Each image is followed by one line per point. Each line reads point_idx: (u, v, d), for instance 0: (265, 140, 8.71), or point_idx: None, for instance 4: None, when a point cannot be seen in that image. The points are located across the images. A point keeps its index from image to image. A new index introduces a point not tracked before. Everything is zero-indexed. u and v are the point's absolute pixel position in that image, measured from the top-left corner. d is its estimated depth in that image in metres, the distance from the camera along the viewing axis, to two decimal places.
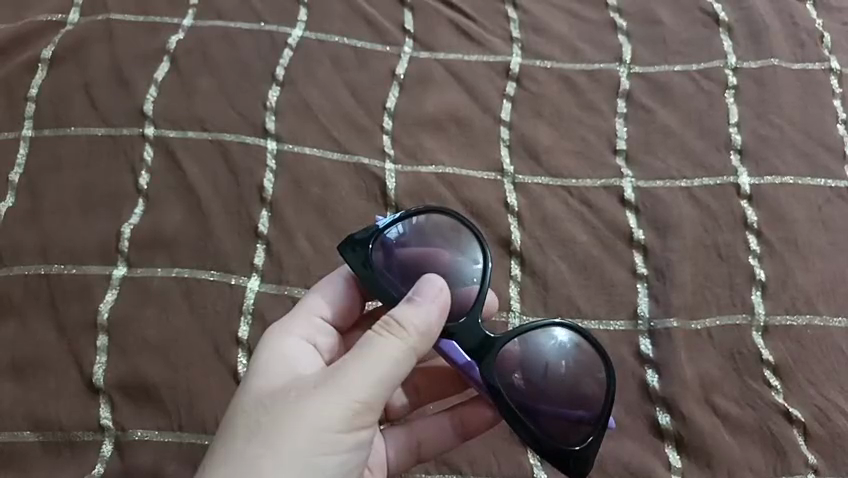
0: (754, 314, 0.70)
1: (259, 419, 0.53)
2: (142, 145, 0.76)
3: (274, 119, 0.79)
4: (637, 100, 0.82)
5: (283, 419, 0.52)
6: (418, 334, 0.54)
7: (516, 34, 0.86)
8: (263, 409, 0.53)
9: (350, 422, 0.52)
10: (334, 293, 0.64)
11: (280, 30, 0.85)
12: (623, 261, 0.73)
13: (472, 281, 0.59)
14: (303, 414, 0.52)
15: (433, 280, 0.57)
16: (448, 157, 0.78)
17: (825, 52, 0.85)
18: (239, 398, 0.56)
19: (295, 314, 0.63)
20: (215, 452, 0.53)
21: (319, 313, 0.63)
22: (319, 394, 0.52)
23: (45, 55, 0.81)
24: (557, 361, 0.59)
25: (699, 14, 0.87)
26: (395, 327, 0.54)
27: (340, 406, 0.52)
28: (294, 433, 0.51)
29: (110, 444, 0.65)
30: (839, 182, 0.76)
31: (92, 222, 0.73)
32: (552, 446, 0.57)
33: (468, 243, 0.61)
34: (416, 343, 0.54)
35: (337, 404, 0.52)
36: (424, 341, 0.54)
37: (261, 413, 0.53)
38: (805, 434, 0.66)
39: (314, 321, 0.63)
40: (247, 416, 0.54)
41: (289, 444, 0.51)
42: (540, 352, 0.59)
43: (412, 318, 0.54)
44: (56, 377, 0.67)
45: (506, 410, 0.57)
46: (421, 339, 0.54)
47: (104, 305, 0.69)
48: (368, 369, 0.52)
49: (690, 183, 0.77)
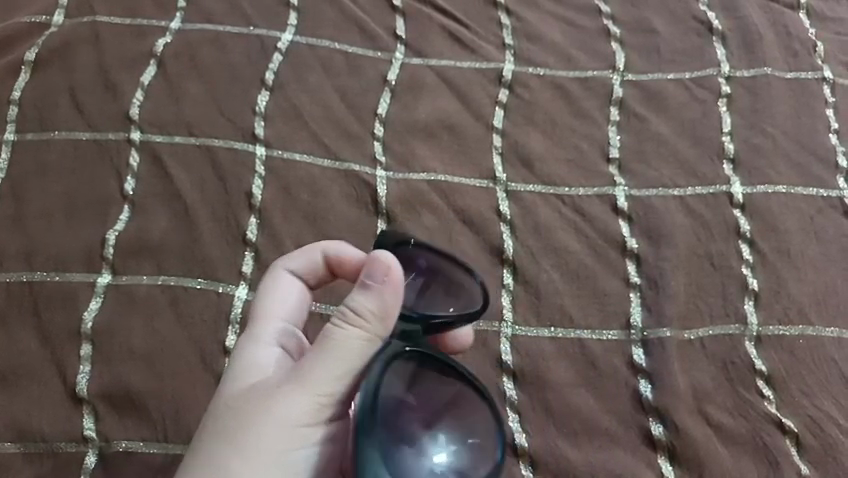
0: (747, 324, 0.69)
1: (231, 420, 0.52)
2: (127, 150, 0.75)
3: (263, 124, 0.77)
4: (630, 108, 0.81)
5: (251, 419, 0.51)
6: (379, 320, 0.53)
7: (508, 40, 0.86)
8: (233, 410, 0.53)
9: (321, 416, 0.52)
10: (290, 283, 0.63)
11: (270, 34, 0.83)
12: (616, 271, 0.72)
13: (448, 310, 0.59)
14: (272, 412, 0.51)
15: (386, 256, 0.54)
16: (439, 164, 0.77)
17: (818, 62, 0.84)
18: (212, 403, 0.55)
19: (256, 309, 0.62)
20: (190, 460, 0.52)
21: (281, 315, 0.62)
22: (286, 390, 0.52)
23: (28, 57, 0.80)
24: (436, 440, 0.51)
25: (692, 23, 0.87)
26: (353, 318, 0.52)
27: (306, 402, 0.51)
28: (265, 431, 0.51)
29: (93, 456, 0.63)
30: (831, 192, 0.76)
31: (77, 228, 0.71)
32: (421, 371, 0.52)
33: (469, 291, 0.61)
34: (378, 328, 0.53)
35: (303, 401, 0.51)
36: (385, 323, 0.53)
37: (231, 414, 0.53)
38: (797, 445, 0.65)
39: (277, 324, 0.62)
40: (218, 419, 0.53)
41: (261, 443, 0.50)
42: (462, 408, 0.53)
43: (368, 305, 0.52)
44: (40, 386, 0.65)
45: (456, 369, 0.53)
46: (383, 324, 0.53)
47: (88, 313, 0.67)
48: (333, 362, 0.51)
49: (683, 192, 0.76)
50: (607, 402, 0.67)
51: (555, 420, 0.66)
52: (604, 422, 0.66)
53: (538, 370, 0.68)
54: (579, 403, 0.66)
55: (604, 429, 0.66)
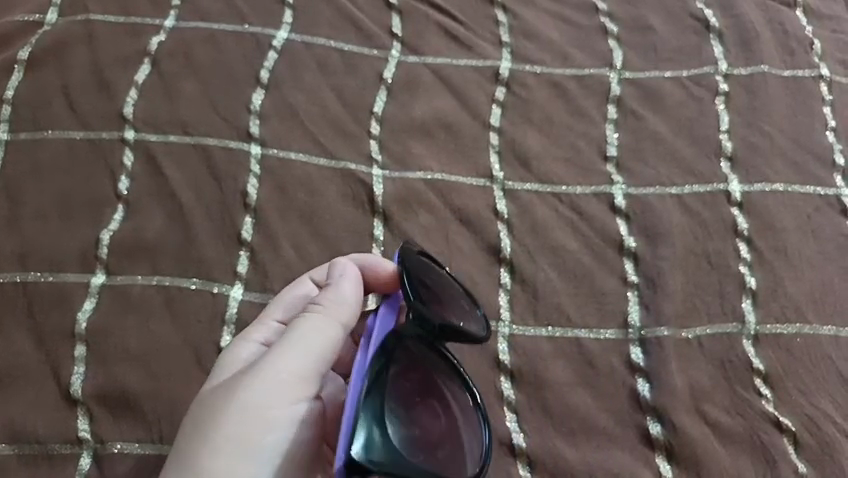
0: (745, 323, 0.69)
1: (204, 411, 0.57)
2: (122, 149, 0.74)
3: (258, 123, 0.77)
4: (627, 106, 0.81)
5: (222, 408, 0.56)
6: (338, 308, 0.61)
7: (505, 38, 0.85)
8: (205, 404, 0.57)
9: (296, 397, 0.58)
10: (310, 289, 0.66)
11: (265, 32, 0.83)
12: (613, 269, 0.72)
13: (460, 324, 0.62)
14: (241, 398, 0.56)
15: (363, 257, 0.65)
16: (435, 162, 0.77)
17: (815, 60, 0.84)
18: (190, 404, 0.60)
19: (277, 305, 0.65)
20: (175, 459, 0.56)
21: (280, 315, 0.64)
22: (253, 376, 0.57)
23: (21, 55, 0.79)
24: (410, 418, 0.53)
25: (689, 21, 0.87)
26: (317, 309, 0.61)
27: (281, 383, 0.57)
28: (238, 412, 0.56)
29: (88, 457, 0.63)
30: (828, 190, 0.76)
31: (71, 228, 0.71)
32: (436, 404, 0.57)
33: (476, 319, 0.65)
34: (338, 314, 0.61)
35: (279, 382, 0.57)
36: (344, 311, 0.62)
37: (204, 407, 0.57)
38: (795, 443, 0.65)
39: (271, 324, 0.64)
40: (193, 416, 0.57)
41: (243, 425, 0.56)
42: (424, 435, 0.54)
43: (330, 297, 0.61)
44: (34, 388, 0.65)
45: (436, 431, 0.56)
46: (343, 312, 0.61)
47: (82, 314, 0.67)
48: (299, 347, 0.58)
49: (680, 191, 0.76)
50: (605, 401, 0.66)
51: (553, 421, 0.66)
52: (602, 421, 0.66)
53: (535, 369, 0.67)
54: (576, 402, 0.66)
55: (602, 428, 0.65)
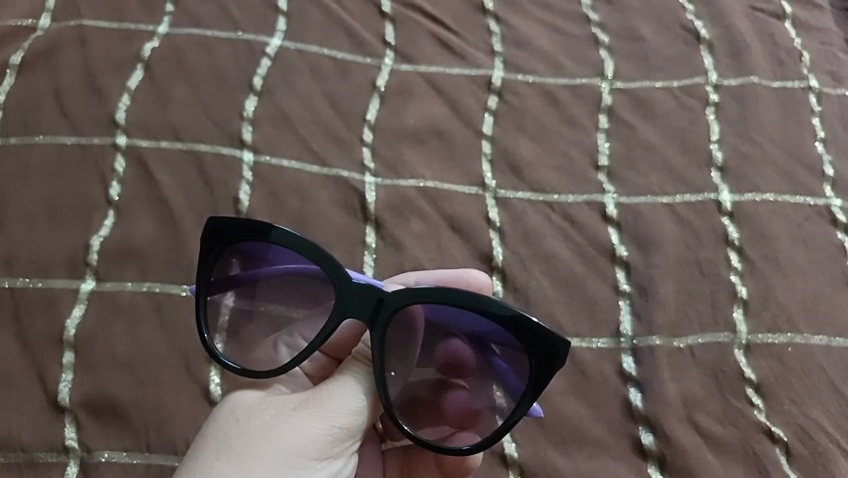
0: (737, 332, 0.69)
1: (231, 435, 0.53)
2: (113, 154, 0.74)
3: (250, 129, 0.77)
4: (619, 116, 0.81)
5: (270, 448, 0.52)
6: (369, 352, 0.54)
7: (498, 47, 0.86)
8: (237, 425, 0.53)
9: (330, 449, 0.54)
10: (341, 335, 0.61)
11: (259, 39, 0.83)
12: (605, 278, 0.72)
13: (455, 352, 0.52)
14: (295, 445, 0.52)
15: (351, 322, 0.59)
16: (428, 170, 0.77)
17: (804, 71, 0.85)
18: (207, 420, 0.55)
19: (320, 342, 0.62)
20: (187, 465, 0.52)
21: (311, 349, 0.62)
22: (301, 417, 0.53)
23: (14, 60, 0.80)
24: (263, 257, 0.56)
25: (680, 31, 0.88)
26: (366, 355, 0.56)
27: (321, 432, 0.53)
28: (261, 450, 0.52)
29: (74, 466, 0.62)
30: (817, 200, 0.77)
31: (62, 234, 0.70)
32: (255, 266, 0.57)
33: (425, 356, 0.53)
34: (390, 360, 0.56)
35: (318, 428, 0.53)
36: None
37: (237, 427, 0.53)
38: (786, 452, 0.64)
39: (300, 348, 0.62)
40: (218, 436, 0.53)
41: (263, 462, 0.51)
42: (256, 264, 0.56)
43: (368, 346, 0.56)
44: (20, 395, 0.64)
45: (256, 281, 0.57)
46: None
47: (71, 320, 0.66)
48: (348, 401, 0.54)
49: (672, 200, 0.76)
50: (596, 412, 0.66)
51: (545, 431, 0.65)
52: (594, 430, 0.65)
53: None
54: (567, 412, 0.66)
55: (594, 437, 0.65)
